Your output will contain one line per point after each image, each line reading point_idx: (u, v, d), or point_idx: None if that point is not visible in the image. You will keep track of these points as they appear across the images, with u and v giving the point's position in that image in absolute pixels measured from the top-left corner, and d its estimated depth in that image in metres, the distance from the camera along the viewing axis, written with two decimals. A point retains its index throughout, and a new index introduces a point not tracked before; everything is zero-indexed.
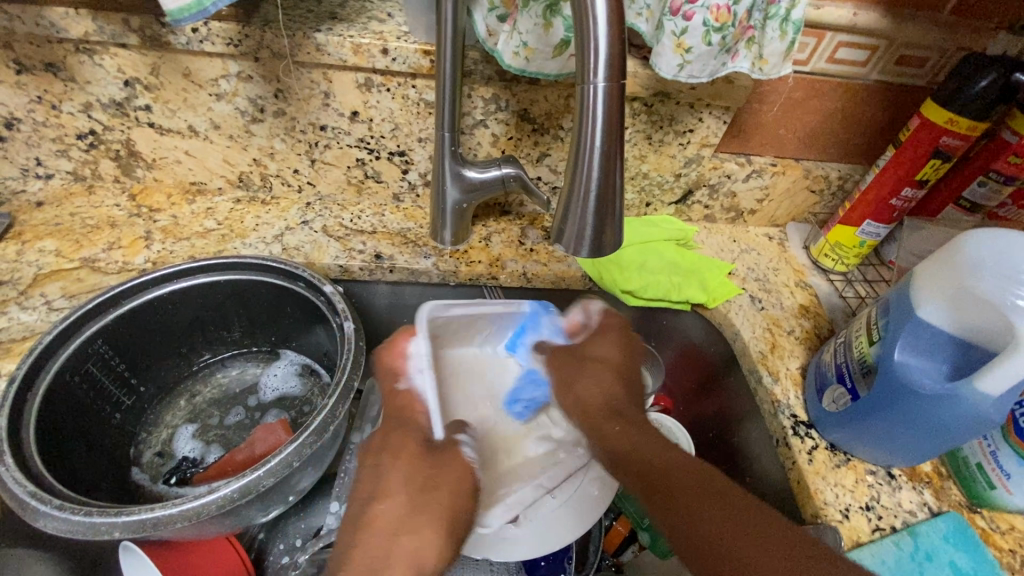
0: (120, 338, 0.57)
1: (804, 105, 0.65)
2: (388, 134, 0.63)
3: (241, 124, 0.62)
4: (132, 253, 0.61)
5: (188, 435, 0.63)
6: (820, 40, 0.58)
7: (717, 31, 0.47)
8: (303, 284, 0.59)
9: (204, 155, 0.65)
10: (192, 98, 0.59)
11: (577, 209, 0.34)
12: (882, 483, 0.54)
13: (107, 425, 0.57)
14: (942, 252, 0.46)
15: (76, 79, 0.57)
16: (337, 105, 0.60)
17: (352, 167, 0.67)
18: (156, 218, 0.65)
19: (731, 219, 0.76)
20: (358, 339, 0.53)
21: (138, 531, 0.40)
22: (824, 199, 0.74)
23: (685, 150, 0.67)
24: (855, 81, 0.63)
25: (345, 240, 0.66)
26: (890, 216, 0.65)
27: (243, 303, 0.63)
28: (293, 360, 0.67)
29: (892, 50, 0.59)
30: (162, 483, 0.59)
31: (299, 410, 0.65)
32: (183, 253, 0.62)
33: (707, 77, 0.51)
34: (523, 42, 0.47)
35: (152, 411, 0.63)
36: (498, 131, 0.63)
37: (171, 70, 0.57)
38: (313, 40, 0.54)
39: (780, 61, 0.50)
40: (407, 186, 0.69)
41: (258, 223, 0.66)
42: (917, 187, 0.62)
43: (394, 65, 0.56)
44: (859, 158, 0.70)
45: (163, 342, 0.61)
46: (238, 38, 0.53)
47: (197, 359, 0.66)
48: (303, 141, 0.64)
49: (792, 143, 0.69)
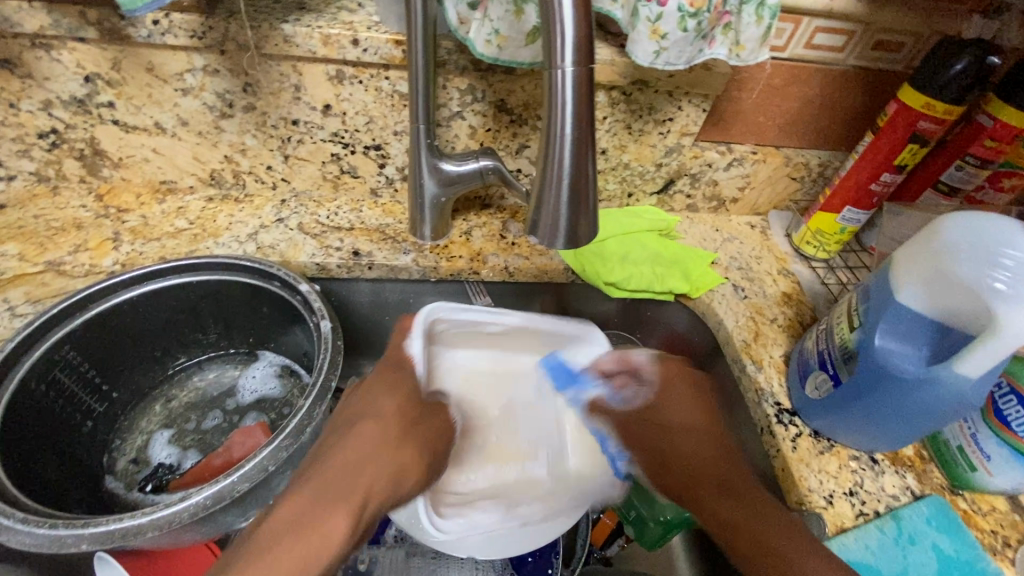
0: (88, 343, 0.55)
1: (783, 92, 0.64)
2: (363, 127, 0.62)
3: (210, 120, 0.60)
4: (100, 256, 0.59)
5: (164, 440, 0.61)
6: (797, 26, 0.58)
7: (693, 17, 0.46)
8: (279, 283, 0.57)
9: (173, 152, 0.63)
10: (157, 93, 0.57)
11: (550, 200, 0.33)
12: (866, 468, 0.54)
13: (78, 434, 0.56)
14: (919, 237, 0.46)
15: (34, 76, 0.55)
16: (309, 98, 0.59)
17: (327, 162, 0.65)
18: (124, 218, 0.63)
19: (713, 208, 0.76)
20: (335, 338, 0.52)
21: (106, 543, 0.39)
22: (805, 186, 0.74)
23: (665, 139, 0.66)
24: (833, 67, 0.62)
25: (321, 237, 0.65)
26: (870, 202, 0.65)
27: (217, 305, 0.61)
28: (272, 361, 0.66)
29: (869, 35, 0.59)
30: (137, 491, 0.57)
31: (278, 413, 0.64)
32: (154, 254, 0.60)
33: (684, 64, 0.50)
34: (495, 30, 0.46)
35: (127, 417, 0.61)
36: (476, 123, 0.62)
37: (134, 64, 0.55)
38: (280, 32, 0.52)
39: (757, 47, 0.50)
40: (385, 180, 0.67)
41: (231, 222, 0.64)
42: (895, 172, 0.62)
43: (366, 56, 0.55)
44: (840, 144, 0.70)
45: (135, 347, 0.60)
46: (202, 30, 0.52)
47: (172, 363, 0.64)
48: (275, 136, 0.62)
49: (772, 131, 0.68)
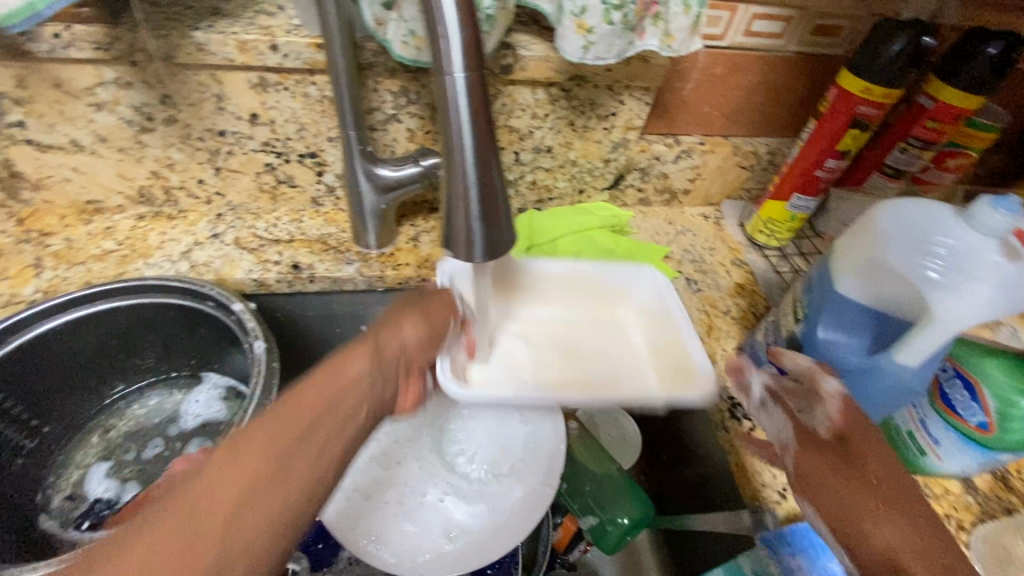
0: (9, 379, 0.52)
1: (726, 80, 0.63)
2: (295, 135, 0.59)
3: (131, 135, 0.57)
4: (21, 284, 0.56)
5: (103, 473, 0.58)
6: (733, 13, 0.57)
7: (618, 9, 0.45)
8: (212, 304, 0.55)
9: (95, 171, 0.60)
10: (69, 110, 0.54)
11: (461, 213, 0.31)
12: None
13: (6, 474, 0.53)
14: (854, 225, 0.45)
15: None
16: (234, 108, 0.56)
17: (261, 173, 0.63)
18: (47, 243, 0.60)
19: (666, 201, 0.75)
20: (271, 359, 0.50)
21: None
22: (756, 174, 0.73)
23: (610, 134, 0.65)
24: (774, 54, 0.61)
25: (259, 251, 0.62)
26: (817, 188, 0.65)
27: (151, 329, 0.59)
28: (216, 383, 0.64)
29: (806, 20, 0.59)
30: (73, 529, 0.55)
31: (224, 436, 0.61)
32: (79, 280, 0.57)
33: (614, 58, 0.49)
34: (412, 31, 0.44)
35: (61, 452, 0.58)
36: (413, 126, 0.60)
37: (39, 80, 0.52)
38: (193, 40, 0.50)
39: (688, 37, 0.49)
40: (324, 189, 0.65)
41: (163, 241, 0.61)
42: (840, 158, 0.62)
43: (288, 62, 0.52)
44: (786, 130, 0.69)
45: (64, 378, 0.57)
46: (108, 41, 0.49)
47: (109, 391, 0.61)
48: (203, 149, 0.59)
49: (719, 120, 0.67)
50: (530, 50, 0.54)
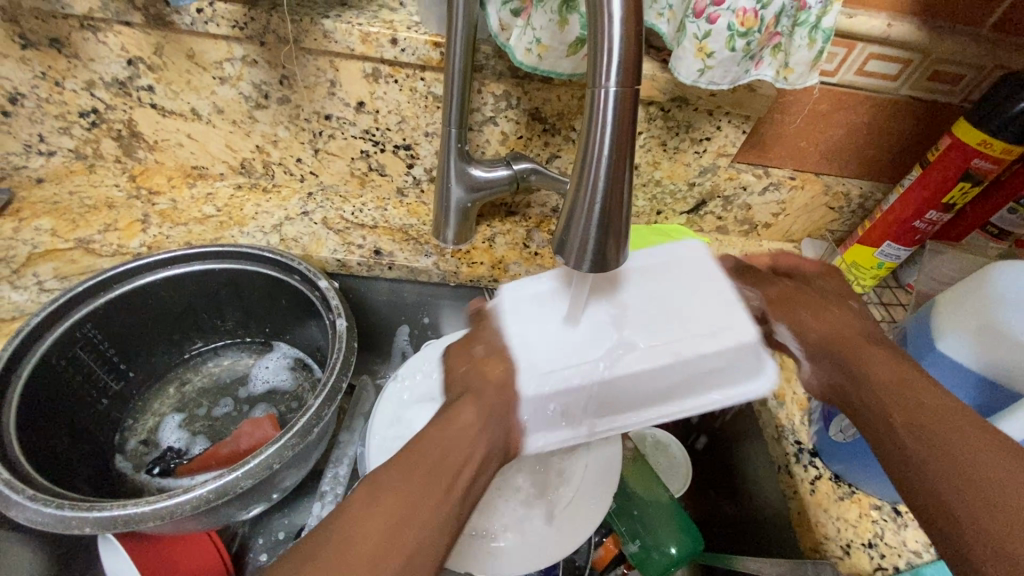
0: (109, 323, 0.56)
1: (828, 119, 0.62)
2: (394, 127, 0.61)
3: (245, 110, 0.60)
4: (128, 237, 0.60)
5: (175, 424, 0.61)
6: (850, 50, 0.56)
7: (742, 37, 0.45)
8: (298, 277, 0.57)
9: (206, 139, 0.63)
10: (195, 80, 0.58)
11: (580, 221, 0.31)
12: (888, 519, 0.51)
13: (94, 411, 0.56)
14: (964, 282, 0.44)
15: (80, 56, 0.56)
16: (343, 94, 0.58)
17: (356, 159, 0.65)
18: (155, 201, 0.64)
19: (744, 232, 0.74)
20: (350, 338, 0.51)
21: (110, 528, 0.39)
22: (843, 216, 0.71)
23: (701, 159, 0.64)
24: (883, 96, 0.60)
25: (344, 233, 0.64)
26: (913, 238, 0.63)
27: (238, 293, 0.62)
28: (286, 353, 0.66)
29: (925, 65, 0.57)
30: (144, 473, 0.57)
31: (289, 406, 0.64)
32: (180, 239, 0.60)
33: (728, 84, 0.48)
34: (536, 39, 0.44)
35: (140, 398, 0.61)
36: (507, 130, 0.61)
37: (175, 50, 0.55)
38: (320, 27, 0.52)
39: (807, 71, 0.48)
40: (412, 181, 0.67)
41: (258, 212, 0.64)
42: (942, 211, 0.60)
43: (403, 56, 0.54)
44: (883, 176, 0.67)
45: (153, 328, 0.60)
46: (244, 20, 0.52)
47: (189, 347, 0.64)
48: (307, 129, 0.62)
49: (812, 156, 0.66)
50: None
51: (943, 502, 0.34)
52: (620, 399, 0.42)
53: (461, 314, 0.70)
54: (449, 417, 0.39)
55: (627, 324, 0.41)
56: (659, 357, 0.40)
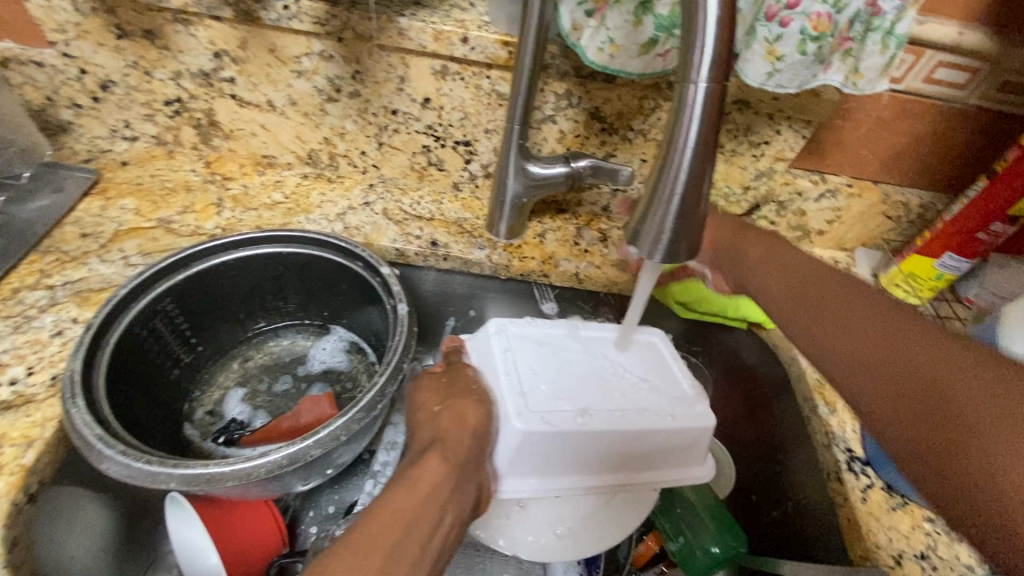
0: (186, 298, 0.59)
1: (892, 126, 0.61)
2: (457, 123, 0.63)
3: (317, 103, 0.63)
4: (204, 219, 0.63)
5: (239, 398, 0.64)
6: (919, 57, 0.55)
7: (814, 40, 0.45)
8: (361, 263, 0.60)
9: (278, 130, 0.67)
10: (274, 73, 0.61)
11: (658, 213, 0.33)
12: (940, 532, 0.50)
13: (167, 380, 0.60)
14: None
15: (171, 48, 0.60)
16: (411, 90, 0.61)
17: (417, 153, 0.67)
18: (228, 186, 0.68)
19: (795, 239, 0.73)
20: (411, 323, 0.53)
21: (194, 485, 0.42)
22: (900, 227, 0.70)
23: (757, 163, 0.65)
24: (951, 104, 0.59)
25: (403, 224, 0.67)
26: (974, 251, 0.61)
27: (301, 277, 0.65)
28: (342, 336, 0.69)
29: (996, 74, 0.56)
30: (210, 441, 0.60)
31: (343, 386, 0.66)
32: (251, 223, 0.64)
33: (795, 88, 0.49)
34: (609, 39, 0.46)
35: (207, 371, 0.65)
36: (566, 128, 0.63)
37: (258, 45, 0.59)
38: (396, 25, 0.55)
39: (877, 76, 0.48)
40: (468, 176, 0.69)
41: (322, 201, 0.68)
42: (1008, 223, 0.58)
43: (472, 55, 0.56)
44: (946, 186, 0.66)
45: (223, 306, 0.64)
46: (325, 17, 0.55)
47: (252, 326, 0.68)
48: (374, 123, 0.65)
49: (873, 164, 0.65)
50: None
51: (935, 469, 0.35)
52: (588, 451, 0.48)
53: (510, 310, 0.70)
54: (414, 476, 0.41)
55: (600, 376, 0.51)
56: (625, 420, 0.48)
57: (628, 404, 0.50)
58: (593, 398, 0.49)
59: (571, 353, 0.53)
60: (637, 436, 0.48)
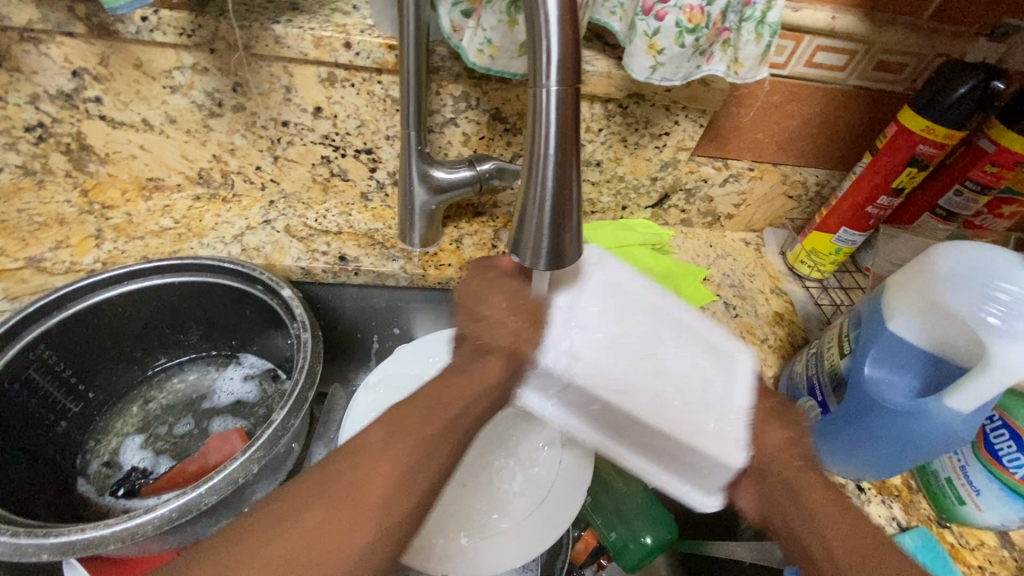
0: (66, 344, 0.54)
1: (782, 109, 0.64)
2: (354, 131, 0.61)
3: (199, 119, 0.59)
4: (81, 253, 0.58)
5: (137, 445, 0.60)
6: (798, 43, 0.57)
7: (691, 32, 0.46)
8: (261, 287, 0.56)
9: (160, 150, 0.62)
10: (145, 90, 0.56)
11: (533, 221, 0.32)
12: (853, 497, 0.53)
13: (52, 435, 0.55)
14: (914, 263, 0.45)
15: (21, 69, 0.54)
16: (300, 100, 0.58)
17: (317, 165, 0.64)
18: (108, 215, 0.62)
19: (708, 223, 0.75)
20: (316, 345, 0.51)
21: (70, 553, 0.38)
22: (802, 205, 0.73)
23: (661, 153, 0.65)
24: (833, 86, 0.61)
25: (308, 240, 0.63)
26: (866, 224, 0.65)
27: (200, 306, 0.60)
28: (253, 365, 0.65)
29: (871, 55, 0.58)
30: (109, 495, 0.56)
31: (255, 416, 0.63)
32: (136, 254, 0.59)
33: (681, 80, 0.49)
34: (487, 40, 0.45)
35: (102, 418, 0.60)
36: (469, 130, 0.61)
37: (121, 60, 0.54)
38: (271, 32, 0.51)
39: (756, 65, 0.49)
40: (375, 185, 0.66)
41: (217, 223, 0.63)
42: (893, 196, 0.62)
43: (358, 60, 0.54)
44: (838, 163, 0.69)
45: (113, 347, 0.58)
46: (191, 27, 0.51)
47: (152, 364, 0.63)
48: (265, 137, 0.61)
49: (769, 148, 0.67)
50: (593, 66, 0.55)
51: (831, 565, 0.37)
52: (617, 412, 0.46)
53: (434, 318, 0.69)
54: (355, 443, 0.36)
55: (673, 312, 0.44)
56: (633, 395, 0.43)
57: (644, 390, 0.43)
58: (641, 433, 0.45)
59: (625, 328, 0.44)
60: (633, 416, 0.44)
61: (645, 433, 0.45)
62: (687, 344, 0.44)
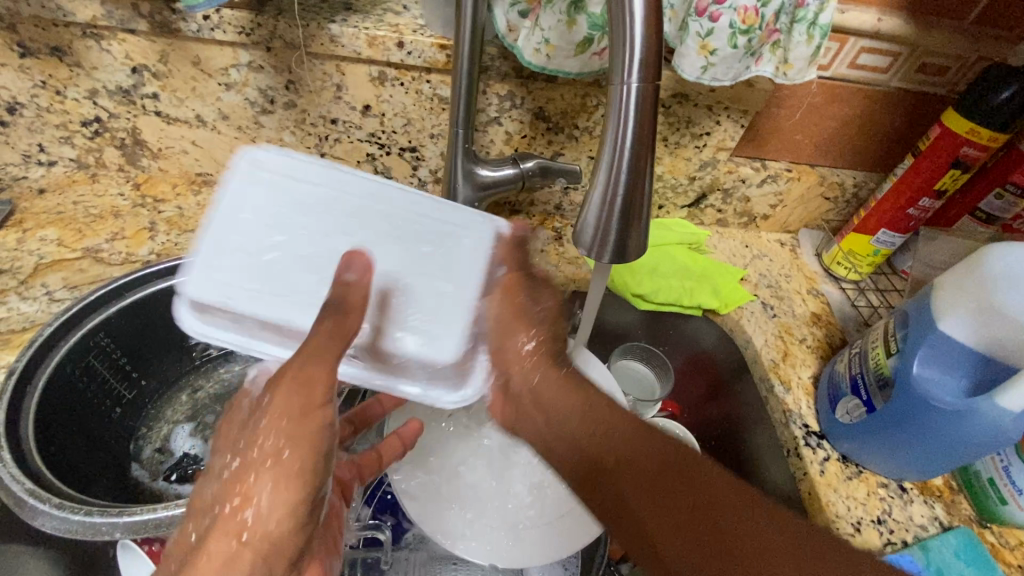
0: (122, 330, 0.55)
1: (823, 111, 0.64)
2: (400, 129, 0.62)
3: (250, 115, 0.60)
4: (136, 245, 0.60)
5: (186, 433, 0.61)
6: (843, 45, 0.57)
7: (744, 33, 0.46)
8: None
9: (211, 145, 0.64)
10: (200, 87, 0.58)
11: (603, 215, 0.33)
12: (894, 496, 0.53)
13: (108, 421, 0.56)
14: (965, 263, 0.45)
15: (83, 65, 0.56)
16: (349, 98, 0.59)
17: (361, 162, 0.65)
18: (161, 208, 0.64)
19: (743, 224, 0.76)
20: None
21: (141, 532, 0.40)
22: (838, 206, 0.73)
23: (701, 153, 0.66)
24: (876, 88, 0.62)
25: None
26: (906, 225, 0.65)
27: None
28: None
29: (915, 57, 0.59)
30: (161, 481, 0.57)
31: None
32: (189, 246, 0.61)
33: (729, 81, 0.50)
34: (545, 39, 0.46)
35: (153, 406, 0.61)
36: (512, 129, 0.62)
37: (180, 57, 0.56)
38: (327, 31, 0.53)
39: (806, 66, 0.49)
40: (417, 182, 0.67)
41: None
42: (935, 198, 0.62)
43: (409, 59, 0.55)
44: (877, 165, 0.69)
45: (164, 335, 0.60)
46: (251, 26, 0.52)
47: (200, 353, 0.64)
48: (313, 134, 0.62)
49: (808, 149, 0.68)
50: None
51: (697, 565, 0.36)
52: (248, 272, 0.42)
53: None
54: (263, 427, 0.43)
55: (380, 202, 0.45)
56: (287, 268, 0.42)
57: (281, 255, 0.42)
58: (383, 302, 0.43)
59: (292, 213, 0.43)
60: (285, 281, 0.42)
61: (283, 317, 0.42)
62: (381, 236, 0.44)
